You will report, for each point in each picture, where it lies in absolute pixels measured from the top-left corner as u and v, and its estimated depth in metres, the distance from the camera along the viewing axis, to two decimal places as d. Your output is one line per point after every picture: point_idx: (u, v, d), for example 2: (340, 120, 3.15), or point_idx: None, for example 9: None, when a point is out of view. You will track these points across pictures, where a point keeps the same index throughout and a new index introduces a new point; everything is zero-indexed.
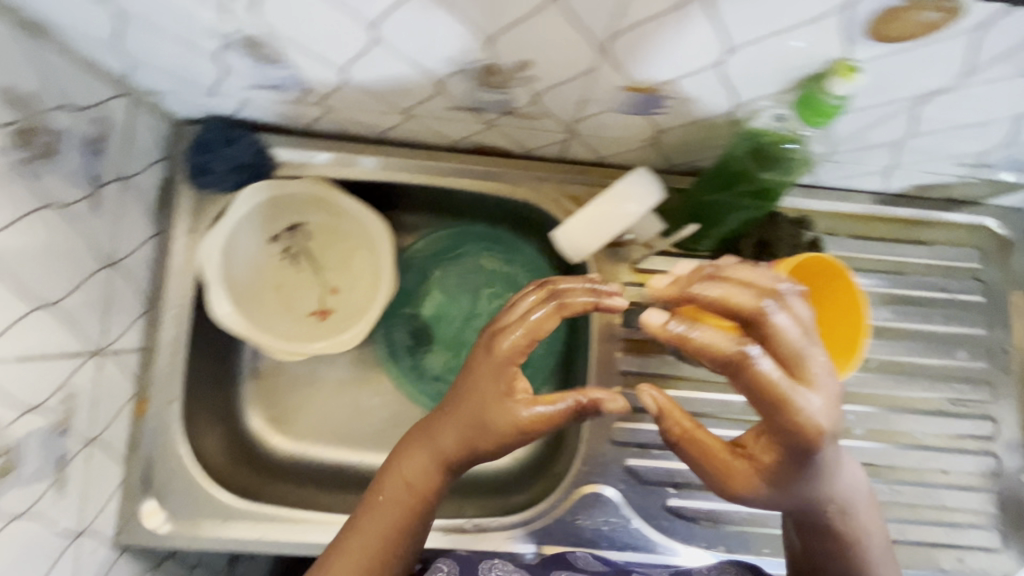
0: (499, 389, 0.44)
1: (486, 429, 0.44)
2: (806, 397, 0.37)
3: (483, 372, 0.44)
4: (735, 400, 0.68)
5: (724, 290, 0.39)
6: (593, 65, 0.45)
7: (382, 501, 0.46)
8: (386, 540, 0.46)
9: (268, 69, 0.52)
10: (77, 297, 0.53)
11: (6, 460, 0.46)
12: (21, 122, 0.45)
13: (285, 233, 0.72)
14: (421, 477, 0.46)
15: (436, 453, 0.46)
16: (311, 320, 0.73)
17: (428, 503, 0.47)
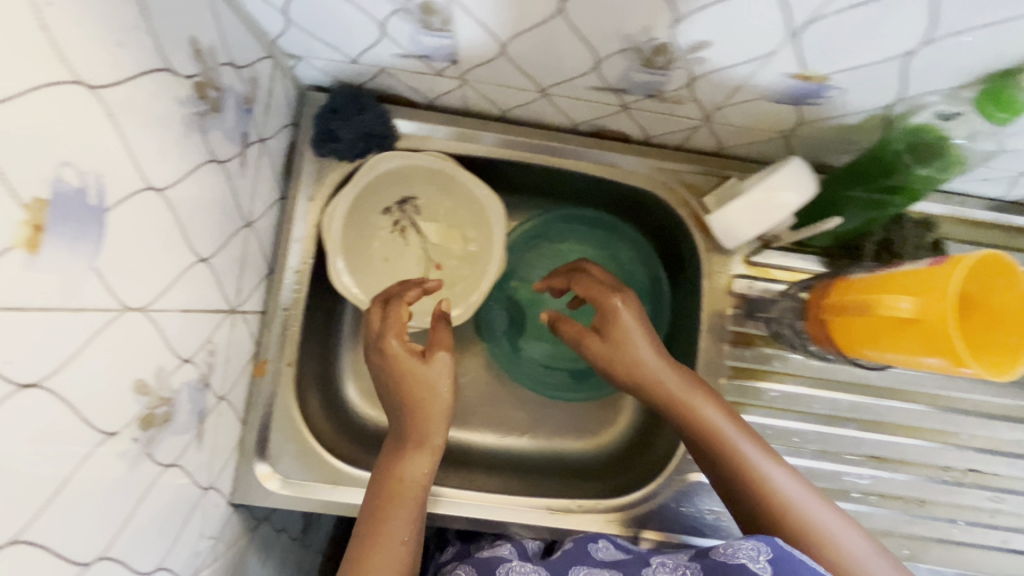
0: (405, 385, 0.59)
1: (426, 422, 0.58)
2: (621, 306, 0.58)
3: (403, 366, 0.59)
4: (843, 399, 0.67)
5: (602, 275, 0.64)
6: (774, 49, 0.45)
7: (388, 493, 0.56)
8: (402, 529, 0.54)
9: (426, 38, 0.52)
10: (224, 255, 0.53)
11: (167, 410, 0.47)
12: (200, 76, 0.46)
13: (396, 205, 0.72)
14: (411, 470, 0.56)
15: (421, 446, 0.58)
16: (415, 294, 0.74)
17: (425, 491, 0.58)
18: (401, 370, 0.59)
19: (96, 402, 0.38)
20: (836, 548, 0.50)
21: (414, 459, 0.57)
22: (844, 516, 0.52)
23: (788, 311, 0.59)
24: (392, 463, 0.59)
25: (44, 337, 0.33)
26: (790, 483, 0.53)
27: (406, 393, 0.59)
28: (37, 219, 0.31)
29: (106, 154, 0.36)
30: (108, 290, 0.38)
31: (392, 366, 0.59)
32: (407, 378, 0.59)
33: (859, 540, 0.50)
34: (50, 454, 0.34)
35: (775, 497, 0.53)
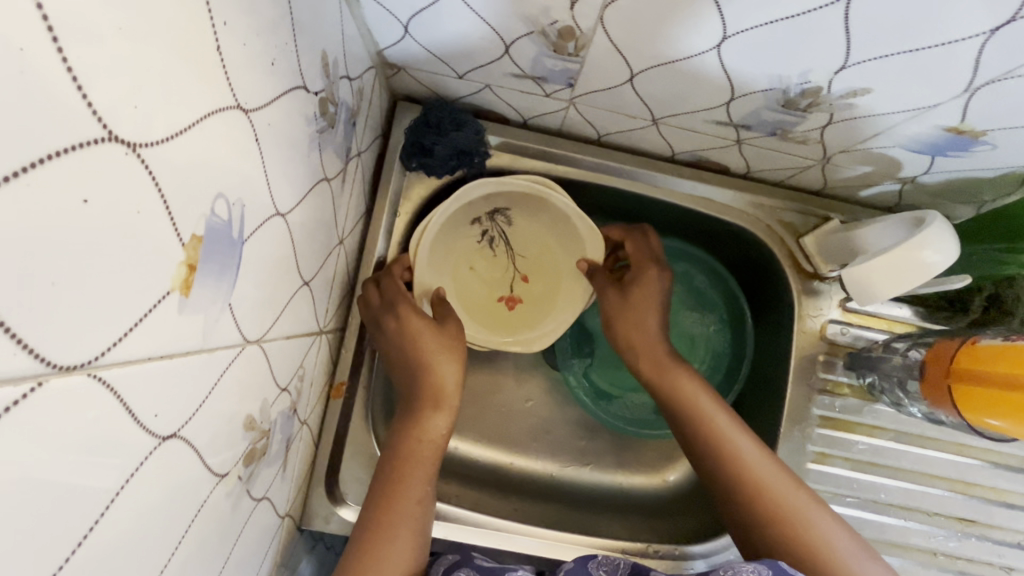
0: (416, 343, 0.55)
1: (437, 385, 0.55)
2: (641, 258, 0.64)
3: (413, 323, 0.56)
4: (933, 457, 0.64)
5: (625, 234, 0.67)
6: (938, 102, 0.42)
7: (403, 456, 0.52)
8: (419, 491, 0.52)
9: (550, 61, 0.49)
10: (320, 275, 0.51)
11: (265, 442, 0.44)
12: (324, 91, 0.43)
13: (485, 215, 0.68)
14: (428, 431, 0.53)
15: (438, 408, 0.54)
16: (496, 306, 0.71)
17: (440, 456, 0.55)
18: (415, 337, 0.55)
19: (215, 445, 0.35)
20: (803, 519, 0.51)
21: (432, 417, 0.54)
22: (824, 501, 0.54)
23: (899, 367, 0.57)
24: (405, 425, 0.54)
25: (185, 384, 0.30)
26: (774, 466, 0.54)
27: (427, 354, 0.55)
28: (192, 258, 0.28)
29: (249, 181, 0.33)
30: (236, 326, 0.35)
31: (405, 330, 0.56)
32: (421, 338, 0.56)
33: (832, 518, 0.51)
34: (177, 506, 0.31)
35: (755, 474, 0.54)
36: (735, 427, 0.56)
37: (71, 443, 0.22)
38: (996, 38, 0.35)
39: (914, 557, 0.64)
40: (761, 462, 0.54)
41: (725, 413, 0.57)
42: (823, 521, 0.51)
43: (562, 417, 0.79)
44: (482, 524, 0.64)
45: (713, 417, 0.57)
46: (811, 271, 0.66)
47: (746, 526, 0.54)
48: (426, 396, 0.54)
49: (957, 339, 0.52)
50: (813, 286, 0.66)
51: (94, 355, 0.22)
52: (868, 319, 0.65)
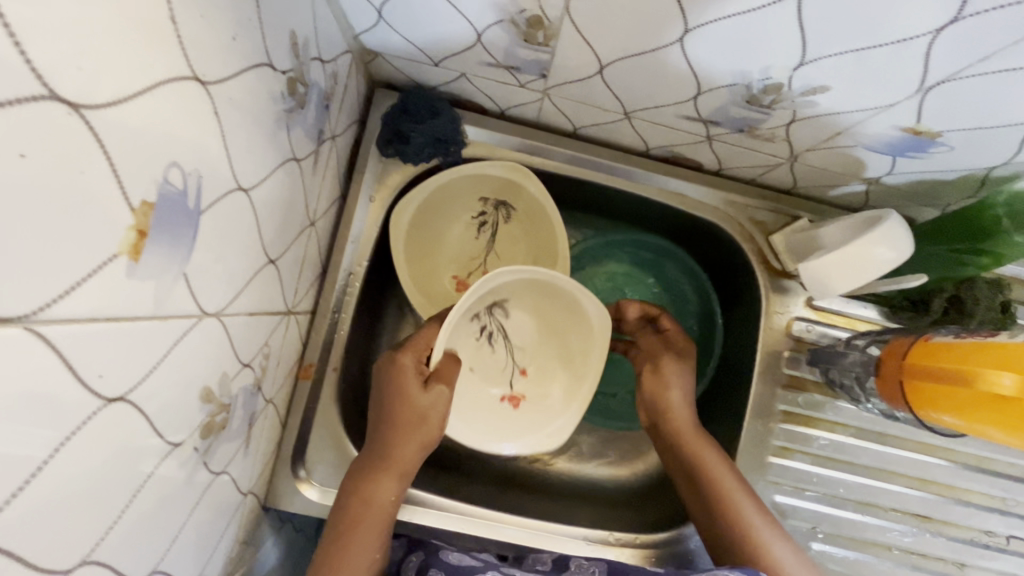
0: (397, 409, 0.57)
1: (390, 455, 0.57)
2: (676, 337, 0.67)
3: (399, 392, 0.57)
4: (891, 453, 0.66)
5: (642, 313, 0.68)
6: (895, 102, 0.43)
7: (352, 524, 0.54)
8: (365, 555, 0.53)
9: (521, 51, 0.50)
10: (288, 255, 0.51)
11: (225, 416, 0.44)
12: (293, 71, 0.43)
13: (484, 310, 0.67)
14: (378, 498, 0.55)
15: (388, 473, 0.56)
16: (501, 405, 0.68)
17: (390, 517, 0.56)
18: (403, 397, 0.57)
19: (168, 413, 0.36)
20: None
21: (382, 484, 0.56)
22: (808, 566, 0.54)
23: (857, 364, 0.58)
24: (358, 483, 0.57)
25: (133, 349, 0.30)
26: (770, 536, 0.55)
27: (390, 429, 0.57)
28: (142, 224, 0.29)
29: (207, 152, 0.33)
30: (192, 296, 0.35)
31: (396, 389, 0.57)
32: (405, 401, 0.57)
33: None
34: (124, 471, 0.32)
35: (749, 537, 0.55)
36: (742, 490, 0.57)
37: (7, 393, 0.23)
38: (941, 39, 0.36)
39: (867, 551, 0.65)
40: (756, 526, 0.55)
41: (731, 480, 0.58)
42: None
43: None
44: (446, 508, 0.65)
45: (716, 482, 0.58)
46: (780, 269, 0.67)
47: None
48: (379, 465, 0.56)
49: (910, 337, 0.54)
50: (781, 284, 0.67)
51: (34, 309, 0.23)
52: (830, 318, 0.67)
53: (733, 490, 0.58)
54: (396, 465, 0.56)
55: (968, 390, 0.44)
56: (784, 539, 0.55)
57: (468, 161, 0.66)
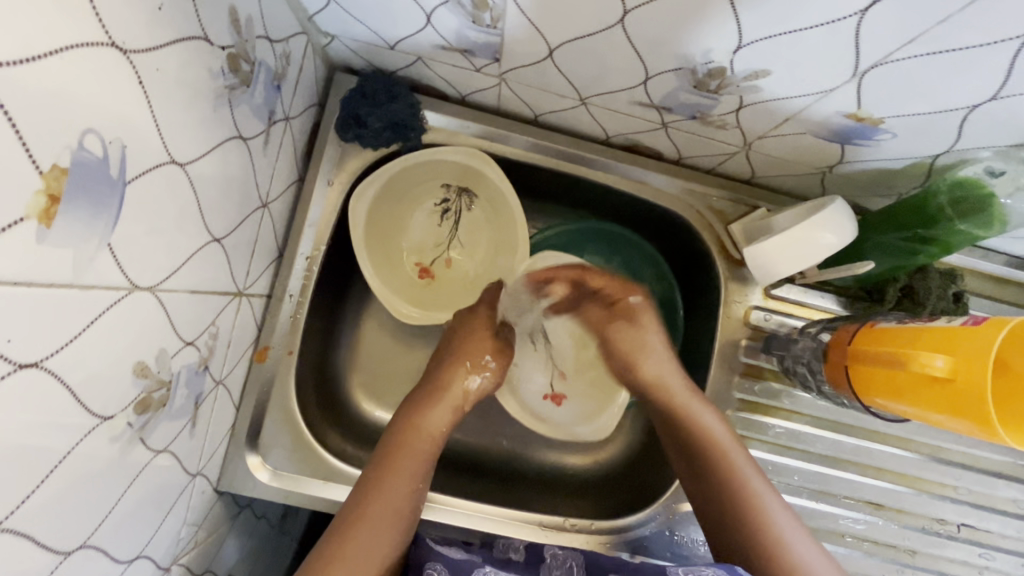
0: (461, 352, 0.66)
1: (448, 388, 0.63)
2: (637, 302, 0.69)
3: (476, 335, 0.68)
4: (846, 441, 0.66)
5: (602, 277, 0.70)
6: (834, 86, 0.44)
7: (403, 443, 0.57)
8: (407, 483, 0.55)
9: (471, 34, 0.50)
10: (237, 235, 0.51)
11: (165, 393, 0.44)
12: (234, 47, 0.43)
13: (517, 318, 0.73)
14: (433, 422, 0.60)
15: (443, 403, 0.62)
16: (544, 403, 0.75)
17: (437, 450, 0.60)
18: (478, 334, 0.68)
19: (95, 385, 0.35)
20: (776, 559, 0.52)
21: (434, 415, 0.61)
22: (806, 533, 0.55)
23: (809, 352, 0.59)
24: (410, 417, 0.61)
25: (48, 316, 0.30)
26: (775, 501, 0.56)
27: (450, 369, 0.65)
28: (54, 189, 0.28)
29: (131, 121, 0.33)
30: (119, 268, 0.35)
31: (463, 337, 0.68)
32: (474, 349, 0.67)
33: (816, 550, 0.53)
34: (41, 440, 0.32)
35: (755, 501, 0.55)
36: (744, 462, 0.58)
37: None
38: (871, 20, 0.36)
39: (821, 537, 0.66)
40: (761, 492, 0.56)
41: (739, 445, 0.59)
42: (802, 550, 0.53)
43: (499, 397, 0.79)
44: None
45: (726, 452, 0.58)
46: (738, 258, 0.68)
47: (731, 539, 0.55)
48: (437, 393, 0.63)
49: (854, 325, 0.54)
50: (739, 273, 0.68)
51: None
52: (785, 308, 0.67)
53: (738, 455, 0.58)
54: (449, 398, 0.63)
55: (906, 373, 0.45)
56: (785, 508, 0.56)
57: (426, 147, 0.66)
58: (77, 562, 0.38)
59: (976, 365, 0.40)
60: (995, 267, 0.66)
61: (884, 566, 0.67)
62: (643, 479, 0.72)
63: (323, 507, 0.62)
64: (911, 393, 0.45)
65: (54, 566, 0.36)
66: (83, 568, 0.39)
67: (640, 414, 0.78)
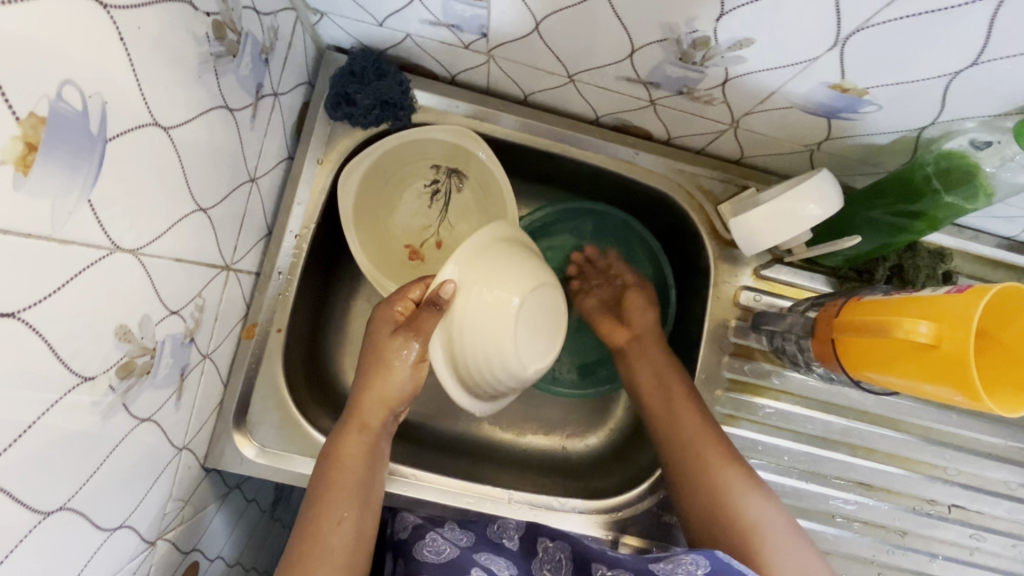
0: (371, 365, 0.60)
1: (353, 414, 0.59)
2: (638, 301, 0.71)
3: (380, 338, 0.60)
4: (835, 420, 0.66)
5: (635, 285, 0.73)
6: (819, 55, 0.44)
7: (329, 481, 0.55)
8: (338, 510, 0.54)
9: (457, 8, 0.50)
10: (223, 208, 0.51)
11: (149, 360, 0.44)
12: (220, 15, 0.43)
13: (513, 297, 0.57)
14: (349, 455, 0.57)
15: (352, 430, 0.58)
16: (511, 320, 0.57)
17: (369, 472, 0.57)
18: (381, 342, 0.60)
19: (76, 342, 0.35)
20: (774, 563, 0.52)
21: (348, 440, 0.57)
22: (773, 503, 0.55)
23: (798, 327, 0.58)
24: (328, 449, 0.58)
25: (27, 267, 0.30)
26: (753, 493, 0.55)
27: (357, 395, 0.60)
28: (31, 136, 0.29)
29: (111, 77, 0.33)
30: (100, 227, 0.35)
31: (375, 344, 0.61)
32: (385, 359, 0.59)
33: (787, 530, 0.54)
34: (16, 397, 0.32)
35: (728, 498, 0.55)
36: (722, 456, 0.57)
37: None
38: None
39: (816, 519, 0.65)
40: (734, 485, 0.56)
41: (720, 444, 0.58)
42: (781, 541, 0.53)
43: None
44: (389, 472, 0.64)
45: (696, 443, 0.58)
46: (728, 239, 0.68)
47: (700, 527, 0.57)
48: (351, 423, 0.59)
49: (840, 300, 0.54)
50: (730, 254, 0.68)
51: None
52: (771, 287, 0.67)
53: (713, 451, 0.58)
54: (361, 428, 0.58)
55: (888, 342, 0.45)
56: (757, 488, 0.56)
57: (416, 126, 0.66)
58: (55, 524, 0.38)
59: (959, 336, 0.41)
60: (981, 247, 0.66)
61: (876, 546, 0.66)
62: (632, 464, 0.71)
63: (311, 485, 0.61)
64: (899, 365, 0.45)
65: (33, 526, 0.35)
66: (63, 531, 0.39)
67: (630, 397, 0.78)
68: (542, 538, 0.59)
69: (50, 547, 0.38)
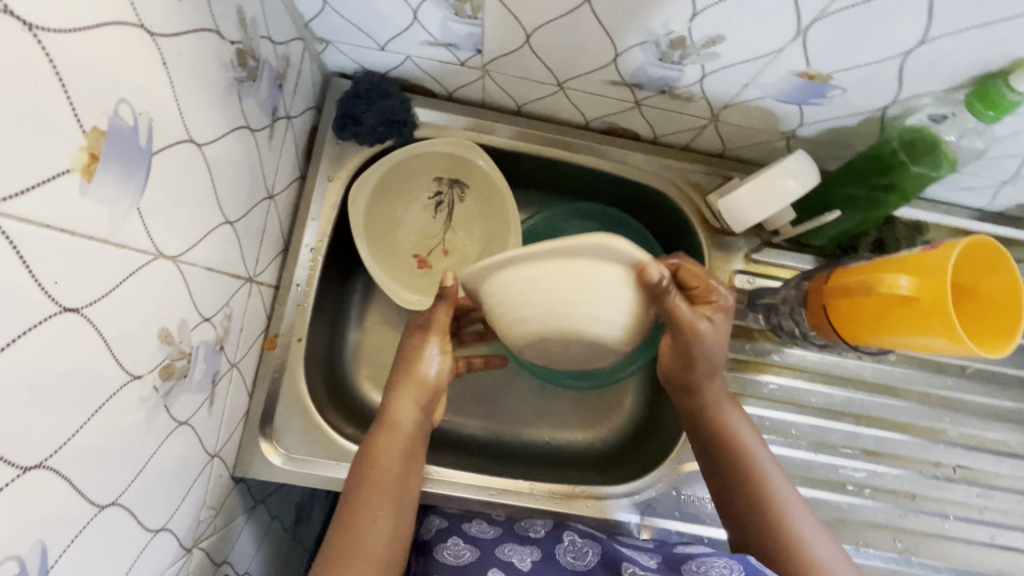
0: (404, 365, 0.62)
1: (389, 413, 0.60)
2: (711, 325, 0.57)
3: (413, 342, 0.63)
4: (837, 392, 0.69)
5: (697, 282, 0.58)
6: (785, 46, 0.49)
7: (366, 481, 0.56)
8: (380, 509, 0.56)
9: (453, 26, 0.54)
10: (246, 222, 0.54)
11: (186, 364, 0.47)
12: (242, 43, 0.48)
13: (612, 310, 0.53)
14: (386, 459, 0.58)
15: (388, 430, 0.59)
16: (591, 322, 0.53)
17: (405, 475, 0.59)
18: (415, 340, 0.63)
19: (126, 341, 0.38)
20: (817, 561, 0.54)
21: (385, 441, 0.59)
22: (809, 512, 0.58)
23: (791, 300, 0.62)
24: (367, 449, 0.59)
25: (90, 267, 0.34)
26: (780, 480, 0.59)
27: (394, 394, 0.61)
28: (94, 147, 0.32)
29: (156, 97, 0.37)
30: (146, 233, 0.39)
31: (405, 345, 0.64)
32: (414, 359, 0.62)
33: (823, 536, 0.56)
34: (79, 388, 0.34)
35: (774, 501, 0.58)
36: (770, 471, 0.59)
37: None
38: None
39: (830, 489, 0.67)
40: (790, 502, 0.57)
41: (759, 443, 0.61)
42: (813, 537, 0.56)
43: (503, 382, 0.81)
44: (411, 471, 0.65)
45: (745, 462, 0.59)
46: (719, 227, 0.72)
47: (733, 512, 0.60)
48: (384, 423, 0.60)
49: (827, 270, 0.58)
50: (722, 241, 0.72)
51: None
52: (763, 271, 0.71)
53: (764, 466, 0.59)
54: (399, 430, 0.59)
55: (875, 301, 0.49)
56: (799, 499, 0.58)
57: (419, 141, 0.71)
58: (107, 519, 0.39)
59: (936, 287, 0.44)
60: (956, 220, 0.70)
61: (890, 513, 0.67)
62: (649, 452, 0.73)
63: (336, 488, 0.63)
64: (889, 320, 0.48)
65: (87, 520, 0.37)
66: (113, 527, 0.40)
67: (639, 388, 0.81)
68: (569, 533, 0.61)
69: (101, 543, 0.39)
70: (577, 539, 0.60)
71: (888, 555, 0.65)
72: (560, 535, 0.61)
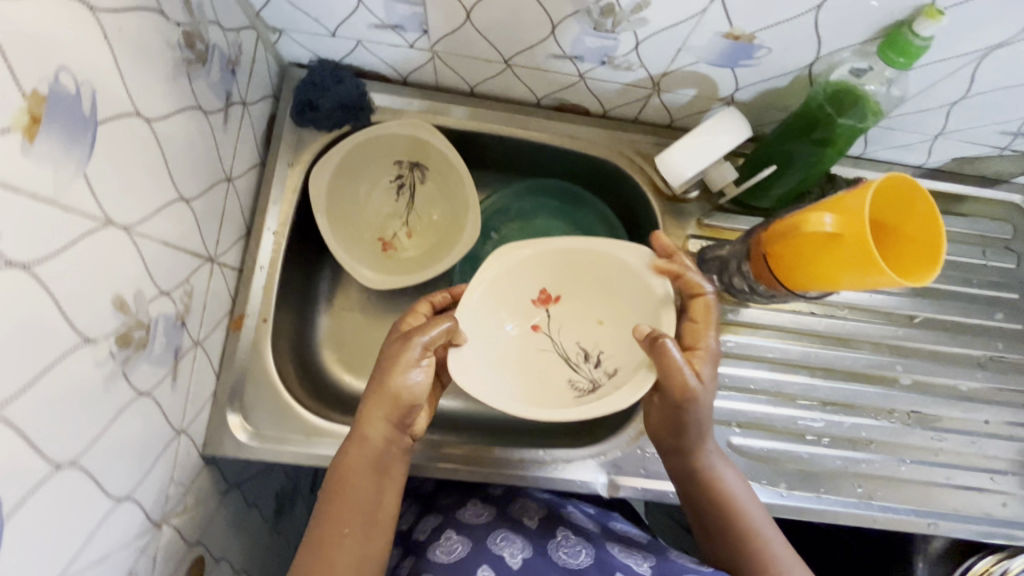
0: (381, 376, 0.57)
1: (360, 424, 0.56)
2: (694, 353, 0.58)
3: (391, 350, 0.57)
4: (792, 347, 0.71)
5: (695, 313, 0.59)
6: (706, 7, 0.51)
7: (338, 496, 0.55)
8: (352, 525, 0.54)
9: (396, 7, 0.57)
10: (204, 202, 0.56)
11: (145, 335, 0.48)
12: (189, 26, 0.50)
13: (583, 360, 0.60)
14: (357, 476, 0.55)
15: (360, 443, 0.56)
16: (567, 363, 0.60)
17: (379, 489, 0.56)
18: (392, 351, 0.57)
19: (78, 303, 0.40)
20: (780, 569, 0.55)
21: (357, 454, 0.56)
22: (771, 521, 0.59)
23: (738, 256, 0.64)
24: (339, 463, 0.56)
25: (36, 226, 0.35)
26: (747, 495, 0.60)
27: (365, 403, 0.57)
28: (35, 109, 0.34)
29: (98, 68, 0.39)
30: (94, 199, 0.40)
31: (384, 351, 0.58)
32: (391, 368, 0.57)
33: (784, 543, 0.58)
34: (30, 343, 0.36)
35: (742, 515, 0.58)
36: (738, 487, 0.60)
37: None
38: None
39: (790, 439, 0.69)
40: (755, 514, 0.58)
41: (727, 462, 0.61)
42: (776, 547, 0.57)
43: None
44: None
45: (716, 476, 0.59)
46: (670, 194, 0.74)
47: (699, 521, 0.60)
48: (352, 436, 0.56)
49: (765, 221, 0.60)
50: (674, 208, 0.74)
51: None
52: (714, 233, 0.73)
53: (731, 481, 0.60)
54: (373, 443, 0.56)
55: (807, 244, 0.51)
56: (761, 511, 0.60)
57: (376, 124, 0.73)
58: (63, 480, 0.40)
59: (856, 227, 0.47)
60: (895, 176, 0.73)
61: (850, 460, 0.69)
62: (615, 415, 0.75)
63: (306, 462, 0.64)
64: (821, 262, 0.51)
65: (41, 479, 0.38)
66: (71, 488, 0.41)
67: None
68: (562, 528, 0.62)
69: (60, 502, 0.40)
70: (570, 535, 0.61)
71: (851, 500, 0.67)
72: (555, 528, 0.62)
